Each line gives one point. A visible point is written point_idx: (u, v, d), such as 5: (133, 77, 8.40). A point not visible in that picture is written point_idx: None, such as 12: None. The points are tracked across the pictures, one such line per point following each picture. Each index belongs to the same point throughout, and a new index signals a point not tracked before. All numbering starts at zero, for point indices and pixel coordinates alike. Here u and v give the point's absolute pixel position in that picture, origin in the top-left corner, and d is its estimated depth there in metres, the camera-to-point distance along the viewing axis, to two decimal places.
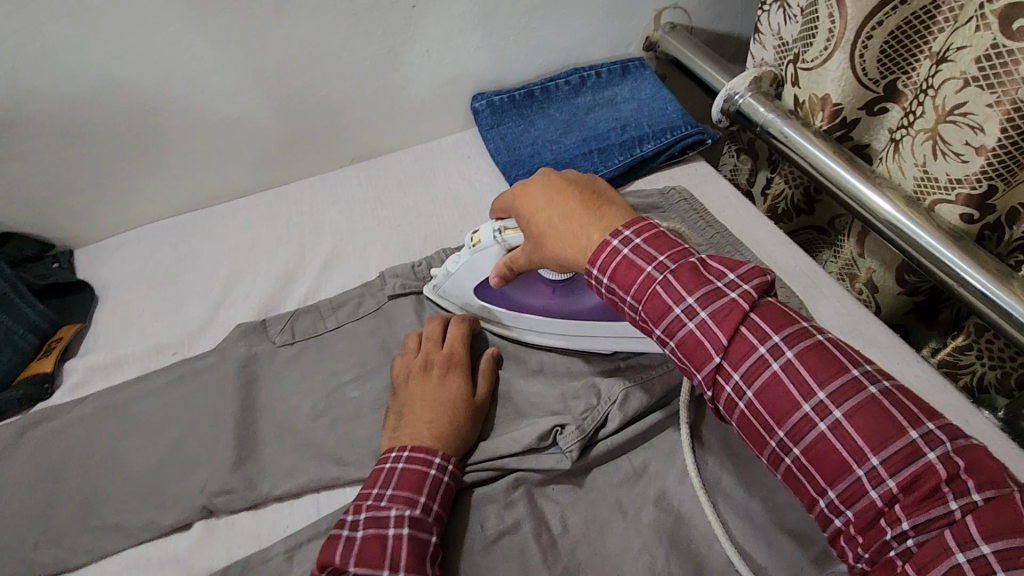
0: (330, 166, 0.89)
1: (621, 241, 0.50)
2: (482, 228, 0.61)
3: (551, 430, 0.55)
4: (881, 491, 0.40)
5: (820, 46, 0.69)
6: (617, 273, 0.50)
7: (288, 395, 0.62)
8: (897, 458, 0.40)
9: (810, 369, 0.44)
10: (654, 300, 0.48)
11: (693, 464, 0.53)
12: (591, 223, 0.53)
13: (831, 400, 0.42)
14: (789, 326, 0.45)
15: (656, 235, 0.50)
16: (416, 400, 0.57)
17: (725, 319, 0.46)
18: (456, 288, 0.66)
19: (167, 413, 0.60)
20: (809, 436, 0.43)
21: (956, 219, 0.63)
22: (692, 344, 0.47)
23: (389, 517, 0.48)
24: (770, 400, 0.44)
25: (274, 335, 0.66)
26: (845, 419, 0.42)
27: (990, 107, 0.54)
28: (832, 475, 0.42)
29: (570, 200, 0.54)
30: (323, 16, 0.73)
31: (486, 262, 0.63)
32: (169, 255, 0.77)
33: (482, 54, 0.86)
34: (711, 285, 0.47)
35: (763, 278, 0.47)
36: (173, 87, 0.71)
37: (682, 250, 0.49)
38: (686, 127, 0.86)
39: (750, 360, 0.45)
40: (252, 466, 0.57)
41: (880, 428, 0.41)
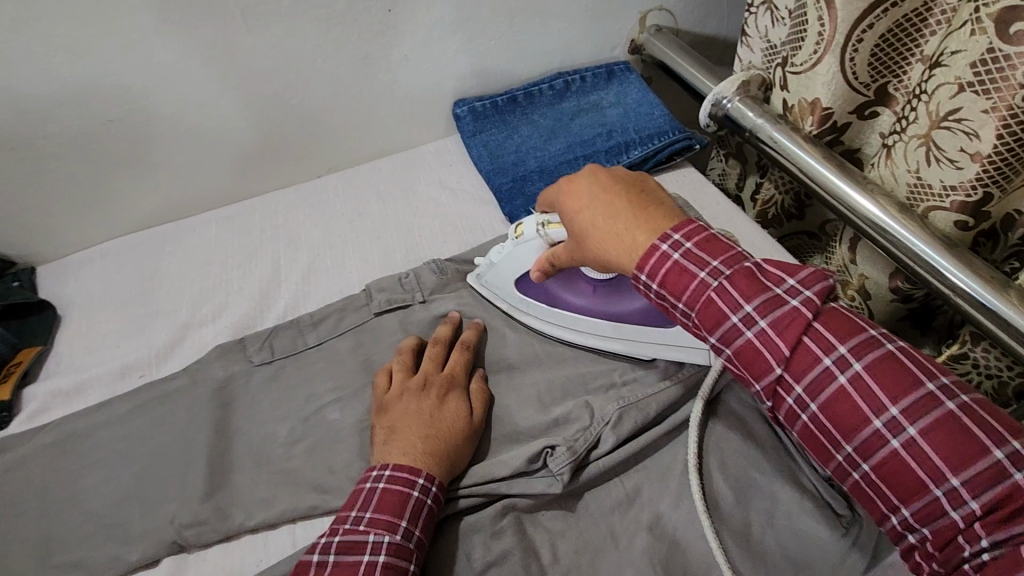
0: (307, 176, 0.86)
1: (670, 245, 0.48)
2: (527, 221, 0.61)
3: (541, 451, 0.53)
4: (962, 513, 0.38)
5: (810, 49, 0.67)
6: (667, 278, 0.48)
7: (263, 419, 0.59)
8: (979, 479, 0.37)
9: (880, 382, 0.41)
10: (709, 309, 0.46)
11: (694, 485, 0.51)
12: (637, 227, 0.50)
13: (905, 416, 0.40)
14: (856, 335, 0.42)
15: (706, 239, 0.47)
16: (411, 419, 0.53)
17: (787, 329, 0.44)
18: (498, 281, 0.66)
19: (133, 441, 0.57)
20: (882, 452, 0.40)
21: (950, 226, 0.61)
22: (750, 354, 0.45)
23: (365, 543, 0.45)
24: (837, 414, 0.42)
25: (252, 353, 0.63)
26: (921, 437, 0.39)
27: (986, 113, 0.52)
28: (907, 492, 0.40)
29: (617, 199, 0.52)
30: (295, 24, 0.70)
31: (528, 256, 0.63)
32: (137, 271, 0.74)
33: (462, 59, 0.83)
34: (771, 293, 0.45)
35: (824, 283, 0.45)
36: (136, 97, 0.68)
37: (736, 256, 0.47)
38: (674, 133, 0.85)
39: (815, 373, 0.43)
40: (224, 496, 0.54)
41: (961, 446, 0.38)
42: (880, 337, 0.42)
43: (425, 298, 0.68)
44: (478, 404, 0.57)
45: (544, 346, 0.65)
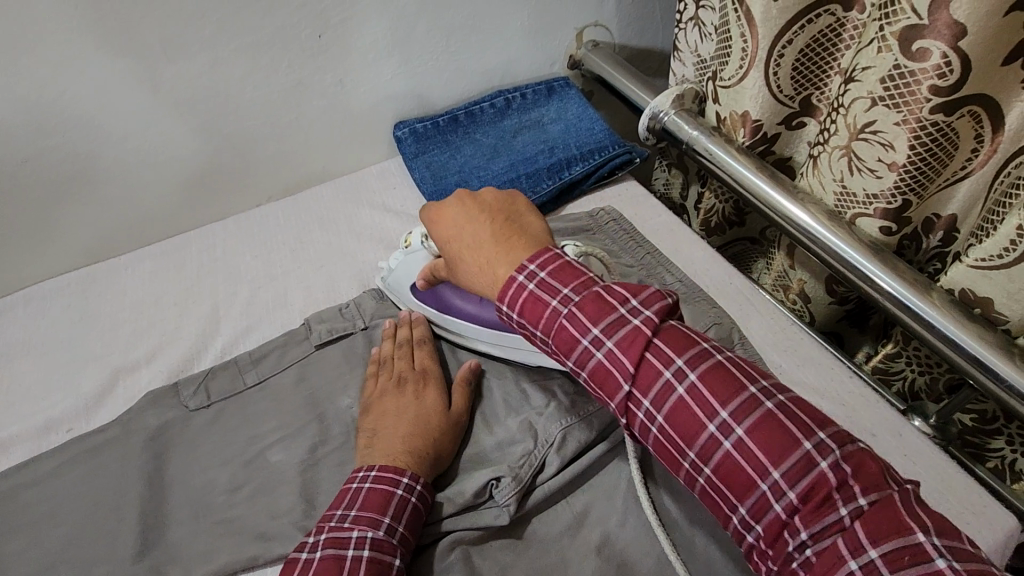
0: (247, 206, 0.84)
1: (526, 276, 0.49)
2: (414, 232, 0.67)
3: (486, 484, 0.53)
4: (784, 504, 0.40)
5: (736, 65, 0.69)
6: (524, 308, 0.49)
7: (201, 466, 0.57)
8: (795, 471, 0.40)
9: (711, 390, 0.43)
10: (563, 334, 0.47)
11: (643, 492, 0.51)
12: (497, 256, 0.52)
13: (733, 419, 0.42)
14: (690, 349, 0.45)
15: (560, 266, 0.49)
16: (390, 418, 0.56)
17: (631, 345, 0.45)
18: (396, 282, 0.67)
19: (61, 501, 0.54)
20: (716, 456, 0.42)
21: (876, 232, 0.63)
22: (602, 373, 0.46)
23: (350, 538, 0.46)
24: (678, 423, 0.43)
25: (188, 398, 0.61)
26: (746, 437, 0.41)
27: (897, 125, 0.54)
28: (739, 492, 0.41)
29: (482, 227, 0.54)
30: (218, 51, 0.68)
31: (416, 266, 0.66)
32: (65, 316, 0.71)
33: (400, 80, 0.83)
34: (615, 313, 0.46)
35: (663, 302, 0.47)
36: (50, 135, 0.65)
37: (586, 279, 0.49)
38: (613, 147, 0.86)
39: (657, 386, 0.44)
40: (160, 552, 0.52)
41: (778, 443, 0.40)
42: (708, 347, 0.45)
43: (367, 325, 0.67)
44: (456, 398, 0.59)
45: (487, 368, 0.64)
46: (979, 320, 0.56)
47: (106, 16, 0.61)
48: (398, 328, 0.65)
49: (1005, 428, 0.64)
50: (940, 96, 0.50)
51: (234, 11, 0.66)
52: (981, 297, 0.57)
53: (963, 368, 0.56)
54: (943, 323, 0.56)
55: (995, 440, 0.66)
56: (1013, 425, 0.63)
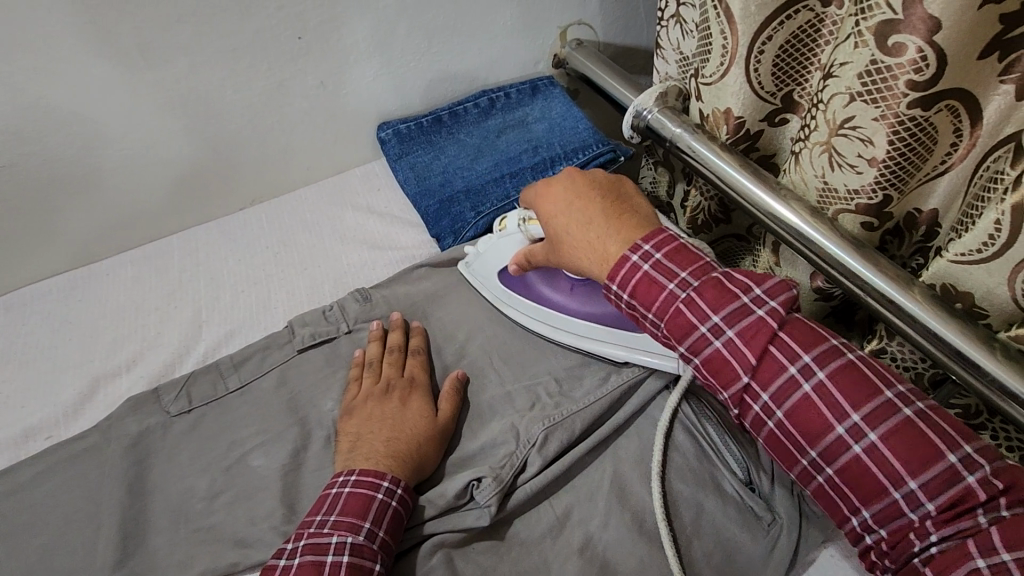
0: (230, 209, 0.83)
1: (640, 256, 0.52)
2: (510, 216, 0.68)
3: (467, 484, 0.52)
4: (919, 513, 0.41)
5: (716, 62, 0.69)
6: (638, 290, 0.52)
7: (180, 474, 0.56)
8: (937, 482, 0.40)
9: (842, 390, 0.44)
10: (677, 318, 0.50)
11: (654, 482, 0.52)
12: (607, 228, 0.55)
13: (866, 423, 0.43)
14: (820, 346, 0.46)
15: (676, 251, 0.51)
16: (377, 423, 0.55)
17: (754, 338, 0.47)
18: (482, 272, 0.69)
19: (38, 510, 0.54)
20: (842, 457, 0.43)
21: (858, 228, 0.63)
22: (718, 363, 0.48)
23: (329, 544, 0.46)
24: (801, 419, 0.45)
25: (168, 403, 0.60)
26: (881, 441, 0.42)
27: (876, 121, 0.53)
28: (867, 494, 0.43)
29: (591, 206, 0.57)
30: (196, 55, 0.68)
31: (508, 250, 0.68)
32: (44, 324, 0.70)
33: (382, 82, 0.82)
34: (740, 304, 0.48)
35: (790, 293, 0.48)
36: (26, 142, 0.64)
37: (705, 266, 0.50)
38: (597, 146, 0.85)
39: (780, 380, 0.46)
40: (139, 561, 0.51)
41: (918, 452, 0.41)
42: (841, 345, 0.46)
43: (350, 327, 0.66)
44: (442, 406, 0.58)
45: (471, 369, 0.63)
46: (961, 315, 0.55)
47: (80, 21, 0.60)
48: (390, 333, 0.65)
49: (989, 423, 0.62)
50: (918, 91, 0.50)
51: (212, 16, 0.66)
52: (962, 291, 0.56)
53: (948, 364, 0.56)
54: (925, 317, 0.56)
55: (981, 434, 0.64)
56: (998, 420, 0.61)
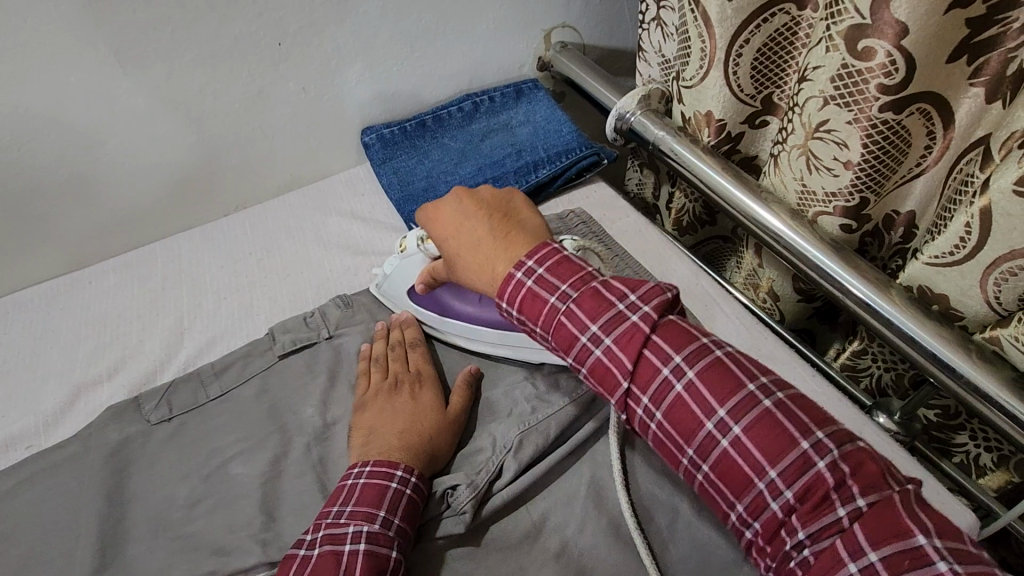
0: (214, 214, 0.83)
1: (524, 273, 0.51)
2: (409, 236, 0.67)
3: (442, 493, 0.53)
4: (781, 503, 0.42)
5: (696, 65, 0.69)
6: (524, 305, 0.51)
7: (159, 482, 0.56)
8: (792, 471, 0.42)
9: (709, 388, 0.45)
10: (562, 331, 0.50)
11: (620, 492, 0.52)
12: (493, 249, 0.54)
13: (730, 417, 0.44)
14: (689, 346, 0.47)
15: (557, 261, 0.51)
16: (384, 417, 0.57)
17: (629, 344, 0.48)
18: (391, 290, 0.68)
19: (17, 520, 0.54)
20: (714, 453, 0.44)
21: (836, 230, 0.64)
22: (602, 371, 0.49)
23: (345, 534, 0.47)
24: (676, 420, 0.46)
25: (149, 412, 0.60)
26: (744, 435, 0.43)
27: (850, 124, 0.54)
28: (737, 489, 0.43)
29: (480, 225, 0.55)
30: (176, 63, 0.68)
31: (413, 271, 0.66)
32: (27, 332, 0.70)
33: (365, 87, 0.82)
34: (615, 309, 0.49)
35: (661, 297, 0.49)
36: (6, 150, 0.65)
37: (584, 275, 0.51)
38: (580, 149, 0.85)
39: (656, 383, 0.47)
40: (117, 569, 0.51)
41: (777, 443, 0.42)
42: (708, 343, 0.47)
43: (331, 334, 0.67)
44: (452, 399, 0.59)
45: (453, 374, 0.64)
46: (936, 317, 0.55)
47: (56, 31, 0.60)
48: (392, 330, 0.66)
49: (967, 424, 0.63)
50: (888, 94, 0.50)
51: (190, 24, 0.66)
52: (938, 294, 0.56)
53: (926, 368, 0.56)
54: (901, 320, 0.56)
55: (960, 435, 0.66)
56: (975, 421, 0.62)
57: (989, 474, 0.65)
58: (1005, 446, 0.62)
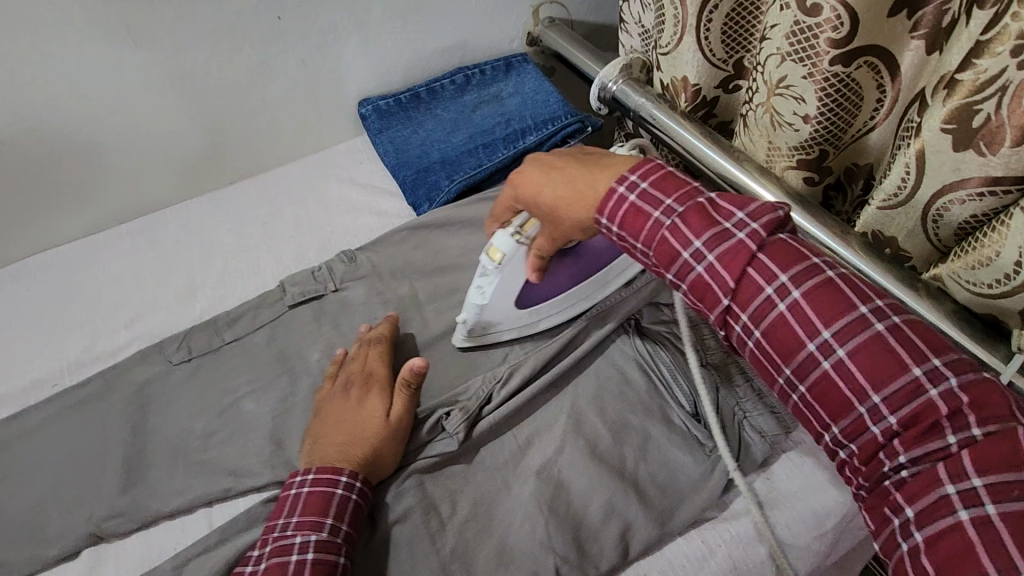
0: (221, 182, 0.89)
1: (627, 187, 0.46)
2: (498, 242, 0.55)
3: (436, 417, 0.58)
4: (882, 428, 0.38)
5: (671, 32, 0.73)
6: (623, 219, 0.46)
7: (177, 415, 0.61)
8: (899, 396, 0.38)
9: (816, 308, 0.41)
10: (659, 246, 0.45)
11: (706, 391, 0.57)
12: (594, 172, 0.49)
13: (836, 339, 0.40)
14: (798, 264, 0.42)
15: (661, 175, 0.46)
16: (339, 423, 0.57)
17: (733, 260, 0.43)
18: (489, 320, 0.61)
19: (49, 448, 0.59)
20: (813, 375, 0.41)
21: (800, 183, 0.68)
22: (698, 288, 0.44)
23: (293, 544, 0.49)
24: (775, 339, 0.42)
25: (170, 354, 0.65)
26: (849, 358, 0.39)
27: (805, 79, 0.58)
28: (835, 411, 0.40)
29: (568, 167, 0.50)
30: (183, 37, 0.73)
31: (516, 271, 0.57)
32: (50, 288, 0.76)
33: (362, 60, 0.87)
34: (718, 225, 0.44)
35: (773, 215, 0.43)
36: (25, 119, 0.70)
37: (689, 189, 0.45)
38: (566, 117, 0.89)
39: (757, 301, 0.42)
40: (142, 488, 0.57)
41: (886, 367, 0.38)
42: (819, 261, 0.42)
43: (338, 286, 0.71)
44: (398, 403, 0.57)
45: (450, 321, 0.68)
46: (888, 259, 0.59)
47: (72, 7, 0.65)
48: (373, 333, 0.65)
49: None
50: (838, 48, 0.54)
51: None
52: (889, 237, 0.61)
53: None
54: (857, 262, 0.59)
55: None
56: None
57: None
58: None
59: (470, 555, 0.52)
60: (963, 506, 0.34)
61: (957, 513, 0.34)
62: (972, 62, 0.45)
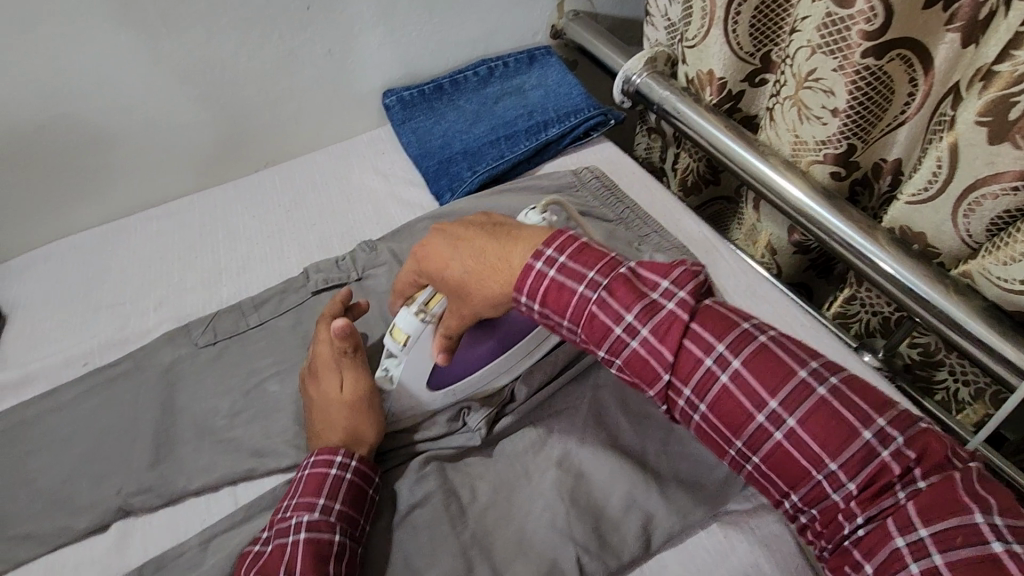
0: (246, 170, 0.90)
1: (544, 263, 0.47)
2: (400, 321, 0.53)
3: (460, 409, 0.59)
4: (843, 493, 0.40)
5: (698, 24, 0.73)
6: (549, 297, 0.47)
7: (204, 396, 0.62)
8: (852, 462, 0.39)
9: (757, 378, 0.42)
10: (593, 322, 0.46)
11: None
12: (507, 245, 0.49)
13: (784, 409, 0.41)
14: (731, 333, 0.43)
15: (581, 248, 0.47)
16: (313, 406, 0.57)
17: (668, 334, 0.44)
18: (403, 403, 0.57)
19: (79, 424, 0.61)
20: (766, 446, 0.42)
21: (827, 178, 0.67)
22: (638, 363, 0.45)
23: (289, 525, 0.49)
24: (722, 413, 0.43)
25: (197, 336, 0.66)
26: (799, 427, 0.41)
27: (836, 71, 0.58)
28: (793, 480, 0.41)
29: (473, 239, 0.50)
30: (213, 26, 0.74)
31: (426, 350, 0.55)
32: (78, 270, 0.77)
33: (388, 50, 0.88)
34: (648, 300, 0.45)
35: (696, 281, 0.45)
36: (59, 103, 0.71)
37: (611, 261, 0.47)
38: (589, 110, 0.90)
39: (699, 375, 0.43)
40: (169, 464, 0.58)
41: (834, 431, 0.40)
42: (749, 329, 0.43)
43: (360, 275, 0.72)
44: (352, 376, 0.57)
45: None
46: (916, 254, 0.58)
47: None
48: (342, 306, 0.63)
49: (946, 358, 0.66)
50: (870, 40, 0.54)
51: None
52: (917, 233, 0.60)
53: (909, 307, 0.58)
54: (880, 260, 0.59)
55: (940, 372, 0.68)
56: (954, 355, 0.65)
57: (968, 409, 0.67)
58: (982, 379, 0.64)
59: (489, 540, 0.53)
60: (914, 558, 0.37)
61: (910, 567, 0.37)
62: (1010, 54, 0.45)
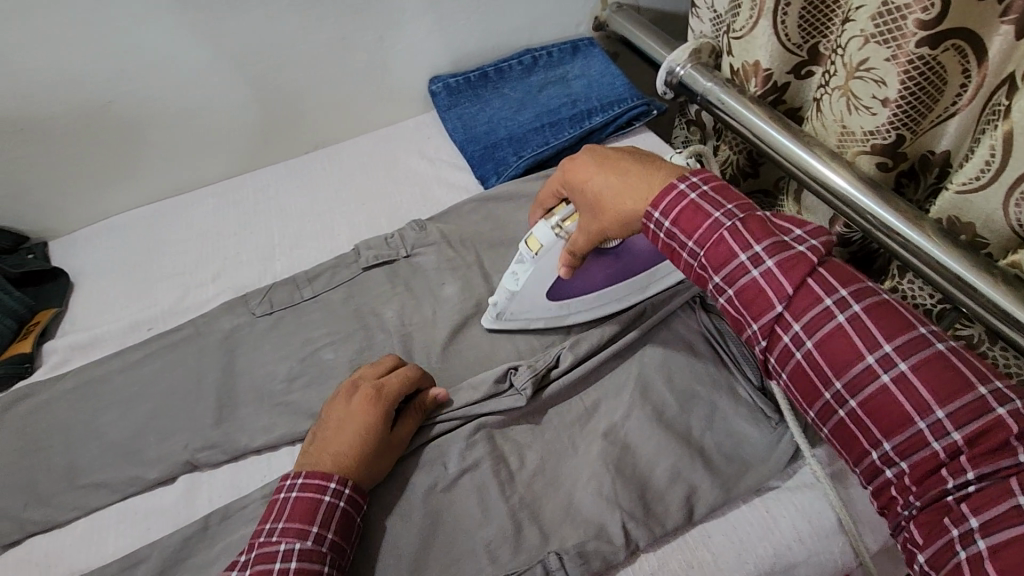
0: (296, 151, 0.93)
1: (688, 186, 0.51)
2: (538, 230, 0.58)
3: (506, 372, 0.61)
4: (945, 443, 0.41)
5: (746, 16, 0.74)
6: (681, 217, 0.50)
7: (261, 361, 0.65)
8: (964, 412, 0.41)
9: (876, 323, 0.44)
10: (717, 247, 0.49)
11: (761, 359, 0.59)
12: (650, 172, 0.54)
13: (898, 353, 0.43)
14: (856, 282, 0.46)
15: (722, 186, 0.51)
16: (337, 430, 0.54)
17: (792, 270, 0.46)
18: (517, 310, 0.64)
19: (145, 384, 0.64)
20: (870, 387, 0.43)
21: (873, 169, 0.68)
22: (752, 293, 0.47)
23: (277, 552, 0.48)
24: (830, 350, 0.45)
25: (254, 306, 0.69)
26: (911, 371, 0.42)
27: (888, 61, 0.59)
28: (890, 425, 0.42)
29: (622, 162, 0.55)
30: (274, 9, 0.77)
31: (550, 263, 0.60)
32: (140, 242, 0.81)
33: (437, 37, 0.90)
34: (780, 238, 0.48)
35: (830, 237, 0.48)
36: (129, 81, 0.75)
37: (747, 203, 0.50)
38: (633, 100, 0.91)
39: (816, 311, 0.45)
40: (230, 424, 0.61)
41: (949, 381, 0.41)
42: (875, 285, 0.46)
43: (409, 252, 0.74)
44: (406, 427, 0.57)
45: None
46: (963, 245, 0.59)
47: None
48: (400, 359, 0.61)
49: (989, 350, 0.66)
50: (925, 29, 0.55)
51: None
52: (965, 223, 0.61)
53: (956, 295, 0.59)
54: (927, 245, 0.60)
55: None
56: (998, 346, 0.65)
57: None
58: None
59: (537, 505, 0.55)
60: None
61: None
62: None
